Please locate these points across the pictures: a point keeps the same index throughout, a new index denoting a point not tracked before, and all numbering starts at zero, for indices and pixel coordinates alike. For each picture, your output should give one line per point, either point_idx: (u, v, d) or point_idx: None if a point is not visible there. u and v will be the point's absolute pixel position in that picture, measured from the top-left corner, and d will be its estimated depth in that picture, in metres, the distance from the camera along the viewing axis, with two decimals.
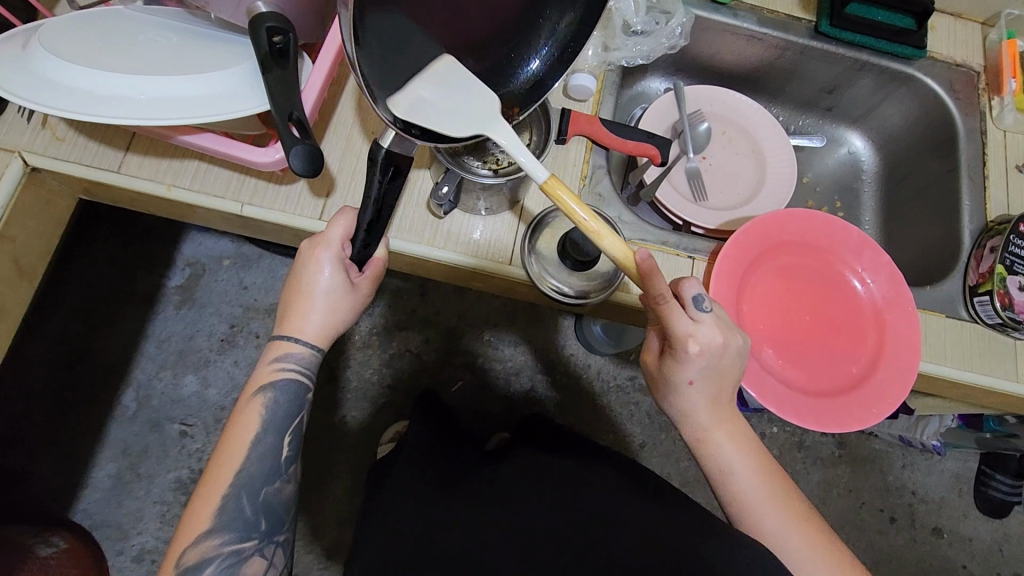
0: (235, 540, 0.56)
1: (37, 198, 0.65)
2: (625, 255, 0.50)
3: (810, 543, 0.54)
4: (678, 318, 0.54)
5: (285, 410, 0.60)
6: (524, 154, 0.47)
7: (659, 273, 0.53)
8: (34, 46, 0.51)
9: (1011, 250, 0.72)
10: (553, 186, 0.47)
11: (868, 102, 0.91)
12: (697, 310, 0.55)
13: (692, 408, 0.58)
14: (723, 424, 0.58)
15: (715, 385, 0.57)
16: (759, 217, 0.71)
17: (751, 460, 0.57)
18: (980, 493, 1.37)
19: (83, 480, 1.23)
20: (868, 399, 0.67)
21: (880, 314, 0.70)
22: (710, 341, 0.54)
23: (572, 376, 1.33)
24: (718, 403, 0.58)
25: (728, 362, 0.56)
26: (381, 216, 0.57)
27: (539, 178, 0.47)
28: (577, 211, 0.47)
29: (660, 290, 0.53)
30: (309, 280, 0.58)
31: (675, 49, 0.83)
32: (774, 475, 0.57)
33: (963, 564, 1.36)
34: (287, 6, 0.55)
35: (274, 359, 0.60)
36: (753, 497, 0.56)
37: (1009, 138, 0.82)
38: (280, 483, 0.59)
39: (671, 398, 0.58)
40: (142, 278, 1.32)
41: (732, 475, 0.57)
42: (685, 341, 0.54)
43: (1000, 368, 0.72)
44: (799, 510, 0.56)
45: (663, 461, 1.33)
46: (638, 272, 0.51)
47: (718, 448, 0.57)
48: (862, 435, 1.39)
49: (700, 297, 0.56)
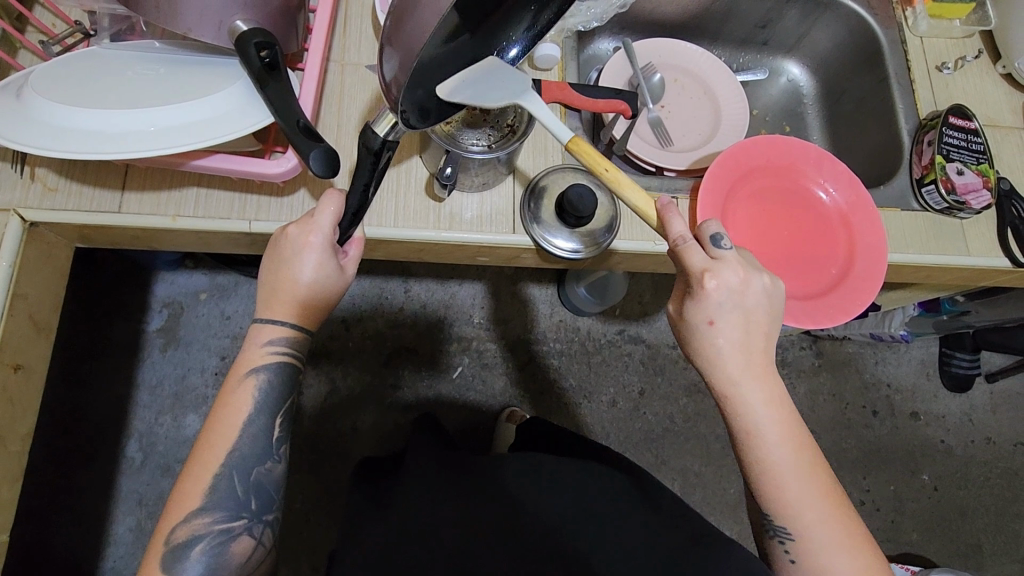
0: (225, 518, 0.57)
1: (38, 252, 0.64)
2: (642, 201, 0.58)
3: (820, 502, 0.56)
4: (694, 253, 0.57)
5: (275, 392, 0.60)
6: (553, 121, 0.54)
7: (675, 216, 0.58)
8: (30, 95, 0.52)
9: (945, 141, 0.82)
10: (579, 142, 0.55)
11: (797, 31, 0.99)
12: (715, 249, 0.58)
13: (723, 362, 0.56)
14: (757, 384, 0.56)
15: (744, 334, 0.57)
16: (727, 149, 0.77)
17: (781, 425, 0.56)
18: (945, 372, 1.51)
19: (105, 538, 1.18)
20: (850, 292, 0.74)
21: (845, 217, 0.78)
22: (731, 282, 0.56)
23: (565, 340, 1.40)
24: (750, 357, 0.57)
25: (757, 305, 0.57)
26: (367, 200, 0.60)
27: (562, 137, 0.55)
28: (596, 164, 0.56)
29: (678, 232, 0.58)
30: (295, 265, 0.58)
31: (624, 7, 0.88)
32: (802, 441, 0.57)
33: (941, 439, 1.50)
34: (267, 22, 0.57)
35: (264, 342, 0.60)
36: (779, 463, 0.56)
37: (927, 43, 0.91)
38: (272, 463, 0.59)
39: (699, 345, 0.57)
40: (122, 326, 1.28)
41: (760, 439, 0.56)
42: (702, 276, 0.56)
43: (955, 247, 0.81)
44: (821, 479, 0.56)
45: (664, 403, 1.40)
46: (658, 217, 0.58)
47: (753, 410, 0.56)
48: (836, 342, 1.51)
49: (718, 238, 0.59)
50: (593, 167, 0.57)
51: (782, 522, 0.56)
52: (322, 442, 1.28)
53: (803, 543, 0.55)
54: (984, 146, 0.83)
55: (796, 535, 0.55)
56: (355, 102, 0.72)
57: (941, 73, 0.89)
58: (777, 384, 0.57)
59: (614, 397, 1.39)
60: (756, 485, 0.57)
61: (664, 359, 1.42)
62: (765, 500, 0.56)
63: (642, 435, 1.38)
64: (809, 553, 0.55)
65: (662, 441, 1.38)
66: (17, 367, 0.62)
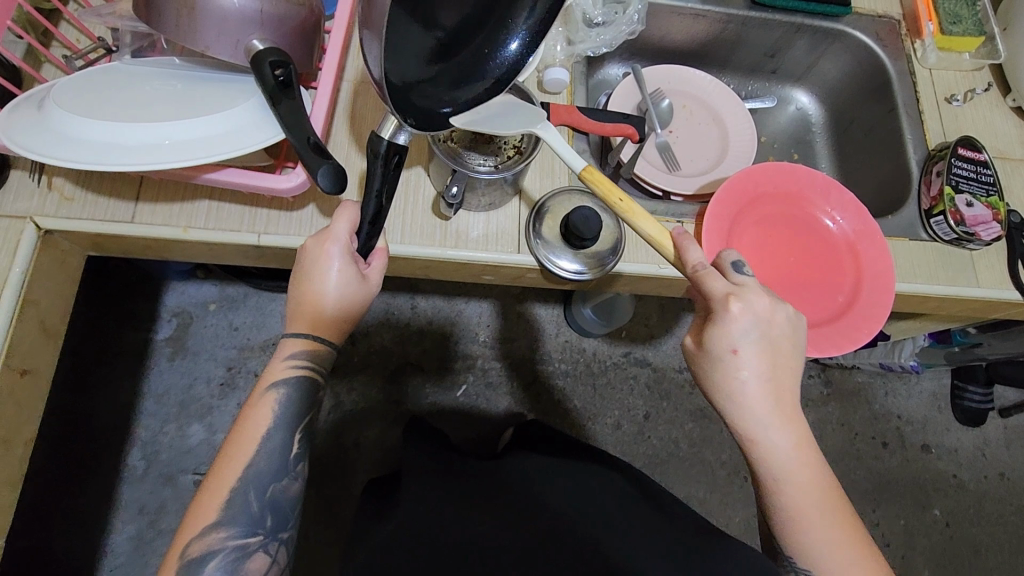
0: (241, 534, 0.56)
1: (52, 260, 0.65)
2: (658, 232, 0.59)
3: (848, 546, 0.54)
4: (715, 279, 0.57)
5: (297, 406, 0.60)
6: (567, 151, 0.58)
7: (691, 245, 0.59)
8: (51, 108, 0.54)
9: (954, 172, 0.82)
10: (592, 171, 0.58)
11: (806, 60, 1.00)
12: (734, 274, 0.58)
13: (746, 399, 0.55)
14: (782, 427, 0.55)
15: (767, 364, 0.55)
16: (735, 174, 0.78)
17: (806, 467, 0.55)
18: (957, 406, 1.49)
19: (103, 547, 1.18)
20: (858, 321, 0.73)
21: (853, 245, 0.78)
22: (755, 307, 0.55)
23: (570, 361, 1.39)
24: (777, 397, 0.55)
25: (782, 335, 0.56)
26: (383, 208, 0.59)
27: (577, 165, 0.58)
28: (612, 195, 0.58)
29: (695, 260, 0.58)
30: (319, 280, 0.58)
31: (634, 34, 0.88)
32: (827, 483, 0.55)
33: (954, 474, 1.47)
34: (283, 41, 0.59)
35: (285, 356, 0.60)
36: (801, 505, 0.54)
37: (936, 75, 0.91)
38: (288, 481, 0.59)
39: (719, 376, 0.55)
40: (131, 334, 1.29)
41: (782, 479, 0.55)
42: (725, 300, 0.55)
43: (965, 278, 0.80)
44: (849, 525, 0.55)
45: (669, 427, 1.38)
46: (674, 246, 0.59)
47: (775, 451, 0.55)
48: (844, 371, 1.49)
49: (739, 265, 0.59)
50: (606, 195, 0.58)
51: (805, 564, 0.55)
52: (325, 458, 1.27)
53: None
54: (994, 177, 0.83)
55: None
56: (367, 121, 0.74)
57: (950, 105, 0.89)
58: (803, 424, 0.56)
59: (618, 420, 1.37)
60: (779, 528, 0.56)
61: (670, 384, 1.40)
62: (785, 536, 0.55)
63: (647, 460, 1.36)
64: None
65: (667, 467, 1.36)
66: (24, 372, 0.62)
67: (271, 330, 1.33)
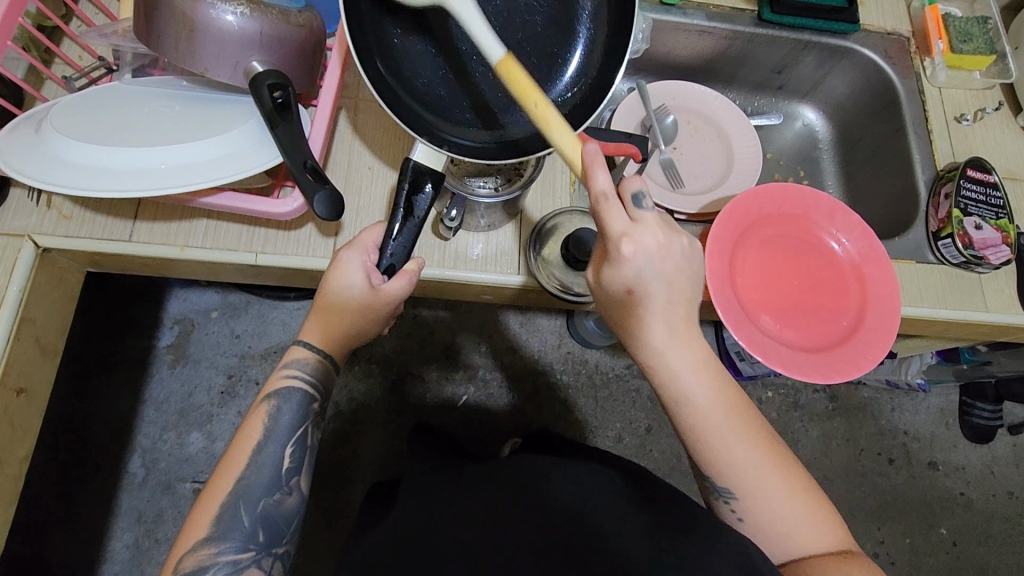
0: (232, 550, 0.54)
1: (49, 278, 0.65)
2: (571, 145, 0.49)
3: (760, 457, 0.55)
4: (614, 214, 0.51)
5: (289, 417, 0.59)
6: (479, 28, 0.50)
7: (600, 169, 0.50)
8: (48, 131, 0.54)
9: (963, 195, 0.80)
10: (509, 61, 0.49)
11: (813, 77, 0.98)
12: (636, 209, 0.52)
13: (646, 331, 0.54)
14: (682, 349, 0.55)
15: (664, 297, 0.54)
16: (739, 195, 0.77)
17: (711, 387, 0.55)
18: (965, 422, 1.47)
19: (101, 554, 1.18)
20: (862, 346, 0.72)
21: (858, 268, 0.77)
22: (648, 248, 0.52)
23: (572, 373, 1.38)
24: (673, 321, 0.55)
25: (674, 269, 0.53)
26: (409, 223, 0.57)
27: (493, 56, 0.49)
28: (528, 87, 0.48)
29: (603, 188, 0.50)
30: (334, 281, 0.58)
31: (639, 53, 0.88)
32: (732, 397, 0.55)
33: (961, 491, 1.44)
34: (282, 63, 0.58)
35: (288, 359, 0.61)
36: (708, 419, 0.54)
37: (945, 93, 0.90)
38: (281, 494, 0.58)
39: (619, 310, 0.55)
40: (133, 342, 1.29)
41: (692, 403, 0.54)
42: (618, 241, 0.51)
43: (973, 302, 0.78)
44: (759, 438, 0.56)
45: (671, 441, 1.37)
46: (583, 165, 0.50)
47: (677, 372, 0.54)
48: (851, 387, 1.47)
49: (642, 196, 0.53)
50: (523, 98, 0.48)
51: (723, 482, 0.55)
52: (324, 467, 1.27)
53: (749, 500, 0.55)
54: (1003, 200, 0.82)
55: (740, 493, 0.55)
56: (369, 139, 0.74)
57: (960, 125, 0.88)
58: (702, 344, 0.56)
59: (619, 432, 1.36)
60: (695, 447, 0.56)
61: None
62: (704, 460, 0.55)
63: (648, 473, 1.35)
64: (756, 510, 0.55)
65: (669, 481, 1.34)
66: (20, 391, 0.62)
67: (273, 338, 1.33)
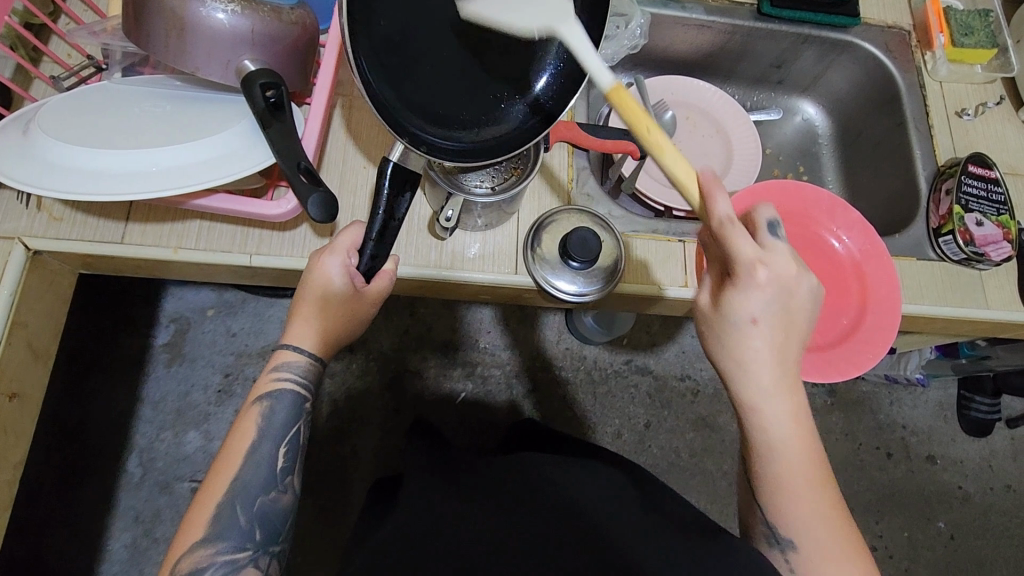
0: (229, 549, 0.54)
1: (41, 280, 0.64)
2: (685, 173, 0.48)
3: (829, 522, 0.51)
4: (741, 240, 0.50)
5: (282, 416, 0.59)
6: (594, 60, 0.46)
7: (720, 195, 0.49)
8: (36, 132, 0.53)
9: (964, 191, 0.79)
10: (619, 88, 0.45)
11: (813, 71, 0.97)
12: (767, 236, 0.52)
13: (753, 362, 0.51)
14: (784, 393, 0.52)
15: (782, 333, 0.51)
16: (738, 193, 0.76)
17: (800, 435, 0.52)
18: (963, 416, 1.47)
19: (99, 554, 1.17)
20: (863, 345, 0.72)
21: (859, 266, 0.76)
22: (780, 276, 0.50)
23: (571, 369, 1.37)
24: (784, 357, 0.52)
25: (800, 305, 0.51)
26: (387, 227, 0.58)
27: (603, 82, 0.45)
28: (644, 118, 0.45)
29: (725, 213, 0.50)
30: (315, 286, 0.58)
31: (637, 48, 0.87)
32: (817, 451, 0.52)
33: (959, 485, 1.45)
34: (274, 62, 0.57)
35: (273, 366, 0.60)
36: (790, 469, 0.51)
37: (946, 88, 0.89)
38: (277, 492, 0.57)
39: (728, 337, 0.52)
40: (129, 341, 1.29)
41: (778, 449, 0.51)
42: (752, 266, 0.50)
43: (974, 299, 0.78)
44: (832, 499, 0.52)
45: (670, 437, 1.37)
46: (701, 194, 0.50)
47: (773, 413, 0.52)
48: (849, 381, 1.47)
49: (774, 226, 0.53)
50: (634, 124, 0.45)
51: (783, 532, 0.52)
52: (322, 465, 1.26)
53: (807, 560, 0.51)
54: (1005, 195, 0.81)
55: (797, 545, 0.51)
56: (363, 137, 0.73)
57: (961, 120, 0.87)
58: (803, 393, 0.53)
59: (618, 428, 1.36)
60: (763, 488, 0.53)
61: (671, 393, 1.39)
62: (771, 507, 0.52)
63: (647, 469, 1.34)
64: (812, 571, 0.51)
65: (668, 477, 1.34)
66: (12, 395, 0.61)
67: (270, 336, 1.32)
